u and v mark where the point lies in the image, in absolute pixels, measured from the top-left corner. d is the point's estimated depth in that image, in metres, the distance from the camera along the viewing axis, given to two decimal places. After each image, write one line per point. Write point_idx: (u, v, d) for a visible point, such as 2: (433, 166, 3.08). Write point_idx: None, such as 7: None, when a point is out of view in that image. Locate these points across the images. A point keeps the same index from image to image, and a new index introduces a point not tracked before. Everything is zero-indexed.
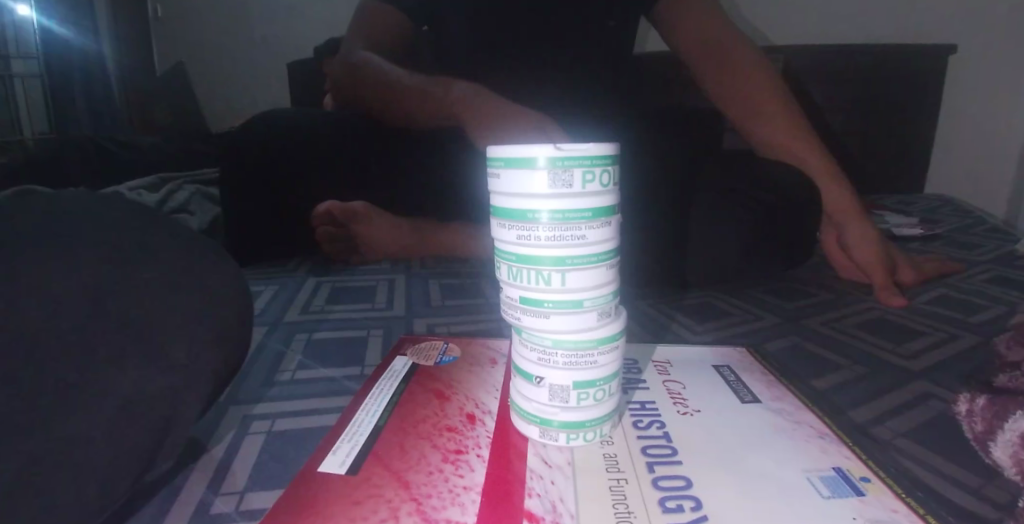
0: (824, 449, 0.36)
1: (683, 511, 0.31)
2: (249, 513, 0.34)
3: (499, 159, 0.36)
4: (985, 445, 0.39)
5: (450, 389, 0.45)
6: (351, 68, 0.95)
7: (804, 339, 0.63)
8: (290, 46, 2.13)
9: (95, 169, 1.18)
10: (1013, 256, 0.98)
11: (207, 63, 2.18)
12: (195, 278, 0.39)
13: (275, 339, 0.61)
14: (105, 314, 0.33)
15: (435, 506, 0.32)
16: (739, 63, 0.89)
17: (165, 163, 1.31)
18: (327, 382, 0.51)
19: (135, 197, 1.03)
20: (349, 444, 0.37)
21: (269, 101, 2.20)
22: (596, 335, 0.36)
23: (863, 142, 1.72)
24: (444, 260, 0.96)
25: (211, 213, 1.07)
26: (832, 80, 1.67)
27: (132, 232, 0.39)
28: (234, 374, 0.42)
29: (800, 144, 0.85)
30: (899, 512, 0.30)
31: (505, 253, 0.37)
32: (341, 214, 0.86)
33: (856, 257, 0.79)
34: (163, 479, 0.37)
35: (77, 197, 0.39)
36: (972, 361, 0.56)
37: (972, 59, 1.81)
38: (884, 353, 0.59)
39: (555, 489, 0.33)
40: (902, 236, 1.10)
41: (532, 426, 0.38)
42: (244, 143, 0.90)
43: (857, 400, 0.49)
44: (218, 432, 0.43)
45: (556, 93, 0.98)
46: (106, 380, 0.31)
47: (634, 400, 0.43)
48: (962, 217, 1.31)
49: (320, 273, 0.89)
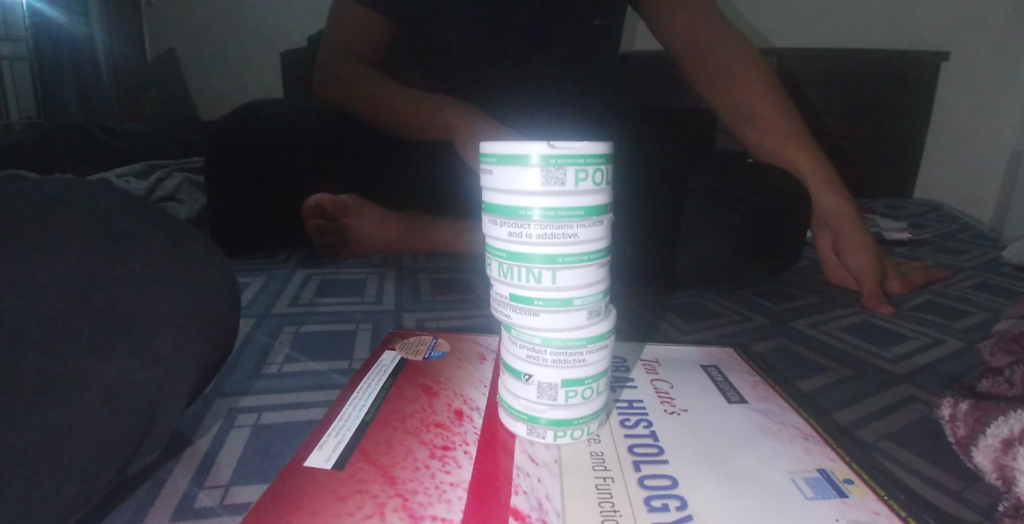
0: (808, 451, 0.37)
1: (668, 510, 0.31)
2: (233, 507, 0.34)
3: (492, 155, 0.36)
4: (966, 449, 0.40)
5: (438, 385, 0.45)
6: (346, 62, 0.93)
7: (791, 341, 0.64)
8: (283, 35, 2.11)
9: (83, 155, 1.17)
10: (997, 263, 1.00)
11: (198, 49, 2.14)
12: (182, 268, 0.38)
13: (262, 331, 0.61)
14: (90, 304, 0.32)
15: (422, 503, 0.31)
16: (736, 68, 0.89)
17: (154, 151, 1.30)
18: (315, 376, 0.51)
19: (122, 184, 1.02)
20: (335, 439, 0.37)
21: (262, 90, 2.18)
22: (585, 333, 0.36)
23: (854, 146, 1.74)
24: (435, 255, 0.96)
25: (201, 202, 1.06)
26: (826, 82, 1.68)
27: (119, 220, 0.38)
28: (219, 366, 0.41)
29: (795, 151, 0.85)
30: (881, 514, 0.30)
31: (496, 250, 0.37)
32: (331, 206, 0.86)
33: (848, 261, 0.80)
34: (147, 472, 0.37)
35: (63, 183, 0.39)
36: (955, 366, 0.57)
37: (963, 67, 1.83)
38: (870, 357, 0.59)
39: (542, 486, 0.33)
40: (889, 241, 1.11)
41: (520, 423, 0.38)
42: (234, 132, 0.89)
43: (842, 402, 0.50)
44: (203, 425, 0.43)
45: (551, 90, 0.98)
46: (90, 371, 0.30)
47: (622, 399, 0.43)
48: (948, 222, 1.33)
49: (309, 265, 0.88)
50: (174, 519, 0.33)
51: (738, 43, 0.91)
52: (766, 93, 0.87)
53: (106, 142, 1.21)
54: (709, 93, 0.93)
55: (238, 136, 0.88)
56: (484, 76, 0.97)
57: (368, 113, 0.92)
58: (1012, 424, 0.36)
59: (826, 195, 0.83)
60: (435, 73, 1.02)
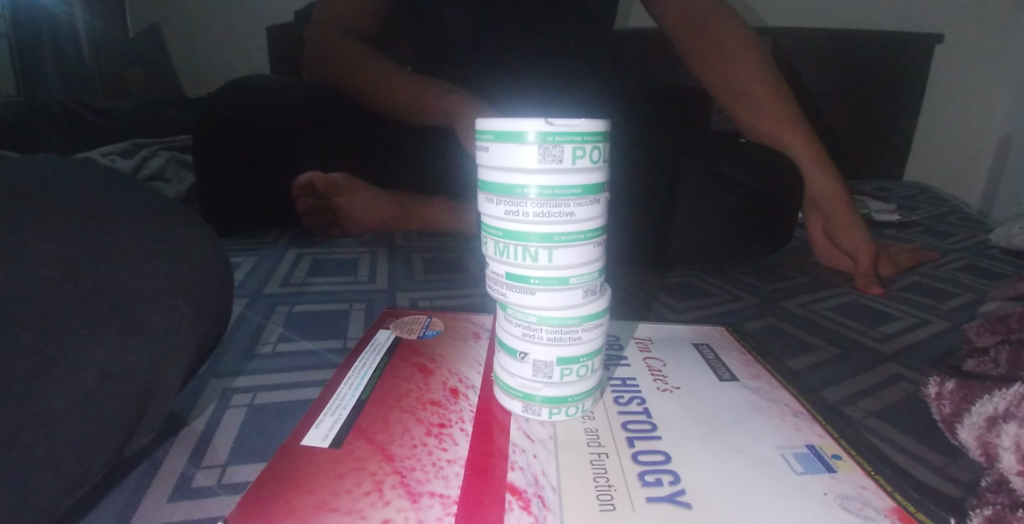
0: (798, 427, 0.37)
1: (661, 485, 0.32)
2: (231, 486, 0.34)
3: (488, 132, 0.35)
4: (952, 427, 0.40)
5: (433, 363, 0.45)
6: (337, 37, 0.91)
7: (781, 320, 0.65)
8: (269, 10, 2.05)
9: (66, 132, 1.13)
10: (984, 246, 1.01)
11: (180, 23, 2.07)
12: (175, 249, 0.38)
13: (255, 311, 0.60)
14: (81, 286, 0.32)
15: (419, 479, 0.32)
16: (732, 48, 0.88)
17: (138, 128, 1.26)
18: (309, 356, 0.51)
19: (107, 162, 1.00)
20: (331, 418, 0.37)
21: (247, 66, 2.11)
22: (581, 312, 0.36)
23: (848, 128, 1.74)
24: (428, 234, 0.95)
25: (188, 181, 1.04)
26: (822, 63, 1.67)
27: (109, 201, 0.37)
28: (214, 346, 0.41)
29: (789, 133, 0.85)
30: (868, 488, 0.31)
31: (492, 229, 0.36)
32: (322, 184, 0.85)
33: (840, 242, 0.81)
34: (144, 453, 0.37)
35: (50, 163, 0.38)
36: (941, 346, 0.58)
37: (956, 49, 1.83)
38: (859, 336, 0.60)
39: (537, 462, 0.34)
40: (879, 223, 1.13)
41: (515, 401, 0.38)
42: (220, 108, 0.87)
43: (831, 380, 0.51)
44: (197, 405, 0.43)
45: (546, 65, 0.96)
46: (85, 353, 0.30)
47: (615, 377, 0.44)
48: (936, 204, 1.35)
49: (301, 245, 0.87)
50: (173, 499, 0.33)
51: (732, 22, 0.89)
52: (760, 75, 0.87)
53: (89, 120, 1.18)
54: (703, 73, 0.92)
55: (227, 113, 0.86)
56: (478, 53, 0.95)
57: (359, 91, 0.90)
58: (997, 402, 0.36)
59: (818, 177, 0.83)
60: (429, 52, 0.99)
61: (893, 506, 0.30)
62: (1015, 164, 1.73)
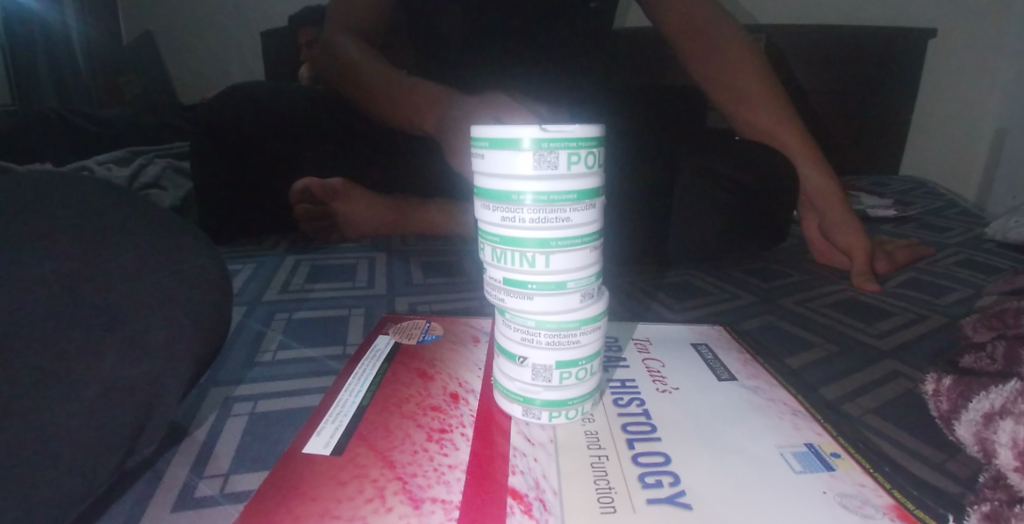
0: (797, 426, 0.38)
1: (661, 486, 0.32)
2: (234, 495, 0.34)
3: (484, 140, 0.35)
4: (949, 423, 0.41)
5: (433, 368, 0.45)
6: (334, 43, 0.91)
7: (779, 318, 0.65)
8: (264, 16, 2.05)
9: (61, 142, 1.14)
10: (979, 240, 1.01)
11: (172, 30, 2.07)
12: (173, 260, 0.38)
13: (254, 319, 0.61)
14: (81, 301, 0.32)
15: (421, 485, 0.32)
16: (727, 48, 0.88)
17: (134, 136, 1.26)
18: (309, 363, 0.51)
19: (103, 171, 1.00)
20: (333, 425, 0.37)
21: (242, 72, 2.11)
22: (578, 316, 0.37)
23: (843, 122, 1.75)
24: (425, 238, 0.95)
25: (185, 188, 1.04)
26: (815, 60, 1.68)
27: (108, 214, 0.37)
28: (214, 356, 0.41)
29: (784, 132, 0.86)
30: (867, 486, 0.31)
31: (489, 234, 0.37)
32: (319, 190, 0.85)
33: (836, 240, 0.81)
34: (147, 464, 0.37)
35: (48, 176, 0.38)
36: (938, 341, 0.59)
37: (950, 44, 1.84)
38: (856, 332, 0.61)
39: (539, 465, 0.34)
40: (874, 218, 1.14)
41: (515, 405, 0.38)
42: (217, 117, 0.87)
43: (830, 377, 0.51)
44: (199, 415, 0.43)
45: (541, 66, 0.96)
46: (86, 367, 0.30)
47: (614, 378, 0.44)
48: (932, 199, 1.35)
49: (298, 251, 0.87)
50: (176, 509, 0.33)
51: (728, 24, 0.90)
52: (755, 74, 0.87)
53: (85, 129, 1.18)
54: (698, 74, 0.92)
55: (225, 121, 0.87)
56: (473, 55, 0.95)
57: (355, 96, 0.90)
58: (993, 398, 0.36)
59: (812, 176, 0.84)
60: (426, 57, 1.00)
61: (892, 504, 0.30)
62: (1010, 157, 1.73)
